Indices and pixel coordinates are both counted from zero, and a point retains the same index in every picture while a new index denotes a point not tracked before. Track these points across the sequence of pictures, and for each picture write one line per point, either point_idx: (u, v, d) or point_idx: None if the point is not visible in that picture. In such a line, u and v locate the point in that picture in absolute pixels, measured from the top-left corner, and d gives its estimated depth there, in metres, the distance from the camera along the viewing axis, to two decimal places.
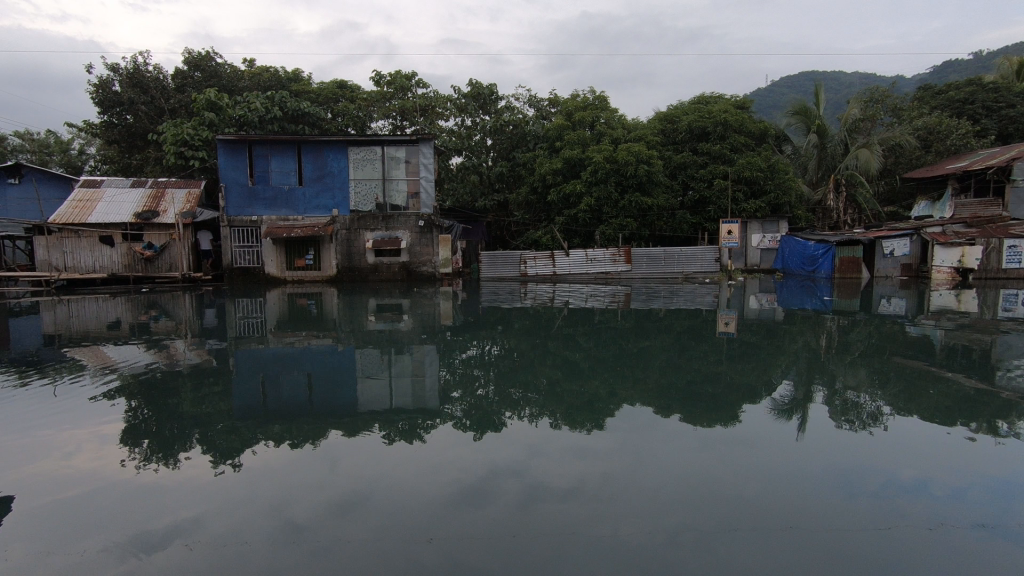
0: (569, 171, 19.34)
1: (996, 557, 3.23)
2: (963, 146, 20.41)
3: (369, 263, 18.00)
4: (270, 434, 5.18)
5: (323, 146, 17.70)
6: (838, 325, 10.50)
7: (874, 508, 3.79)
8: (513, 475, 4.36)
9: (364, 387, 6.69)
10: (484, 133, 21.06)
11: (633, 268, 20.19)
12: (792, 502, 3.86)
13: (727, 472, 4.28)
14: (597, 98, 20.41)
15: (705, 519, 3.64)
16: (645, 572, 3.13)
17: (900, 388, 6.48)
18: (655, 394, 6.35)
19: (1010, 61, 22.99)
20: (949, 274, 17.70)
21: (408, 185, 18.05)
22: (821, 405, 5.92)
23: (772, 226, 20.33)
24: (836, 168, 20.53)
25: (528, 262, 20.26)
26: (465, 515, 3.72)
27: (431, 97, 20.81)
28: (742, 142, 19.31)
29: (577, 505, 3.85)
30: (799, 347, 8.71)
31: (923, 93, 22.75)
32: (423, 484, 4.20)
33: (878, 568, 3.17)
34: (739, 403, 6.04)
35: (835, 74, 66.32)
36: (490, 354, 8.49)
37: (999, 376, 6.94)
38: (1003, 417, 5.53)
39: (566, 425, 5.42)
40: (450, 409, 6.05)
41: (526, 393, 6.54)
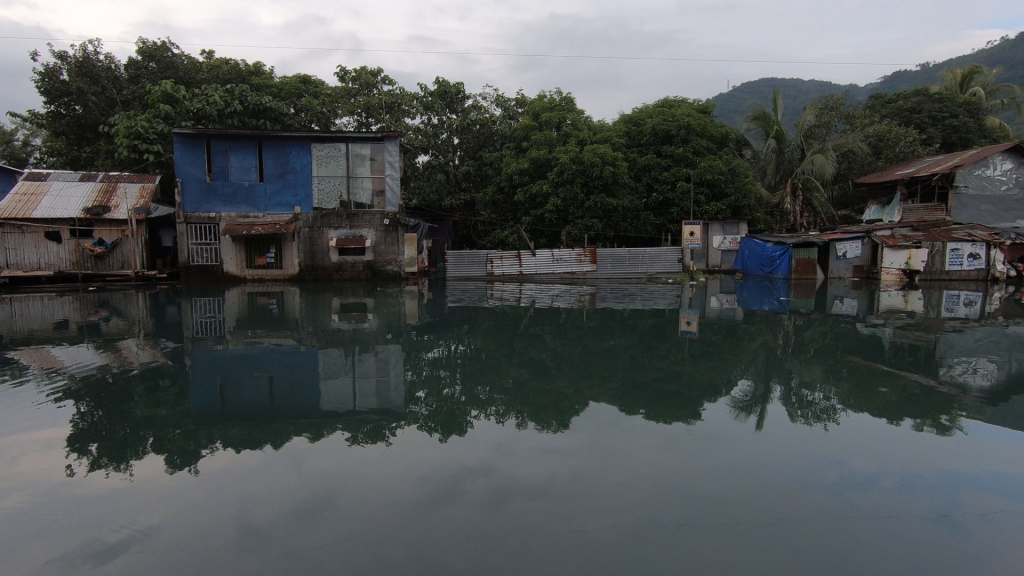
0: (536, 171, 19.38)
1: (944, 549, 3.39)
2: (911, 153, 21.37)
3: (332, 261, 17.71)
4: (229, 437, 5.08)
5: (284, 142, 17.28)
6: (794, 324, 10.85)
7: (829, 500, 3.95)
8: (481, 475, 4.37)
9: (327, 388, 6.59)
10: (451, 132, 20.96)
11: (598, 268, 20.44)
12: (751, 495, 4.00)
13: (691, 470, 4.38)
14: (564, 99, 20.53)
15: (669, 513, 3.76)
16: (612, 567, 3.20)
17: (851, 385, 6.74)
18: (622, 393, 6.44)
19: (954, 73, 24.17)
20: (897, 275, 18.48)
21: (373, 183, 17.74)
22: (778, 401, 6.16)
23: (733, 227, 20.67)
24: (793, 172, 21.20)
25: (494, 262, 20.30)
26: (435, 516, 3.71)
27: (397, 94, 20.57)
28: (705, 145, 19.73)
29: (545, 504, 3.88)
30: (758, 346, 8.99)
31: (874, 101, 23.73)
32: (391, 483, 4.20)
33: (834, 557, 3.31)
34: (700, 400, 6.21)
35: (794, 82, 68.41)
36: (456, 354, 8.46)
37: (943, 373, 7.31)
38: (946, 413, 5.83)
39: (531, 425, 5.45)
40: (416, 410, 6.01)
41: (492, 393, 6.56)
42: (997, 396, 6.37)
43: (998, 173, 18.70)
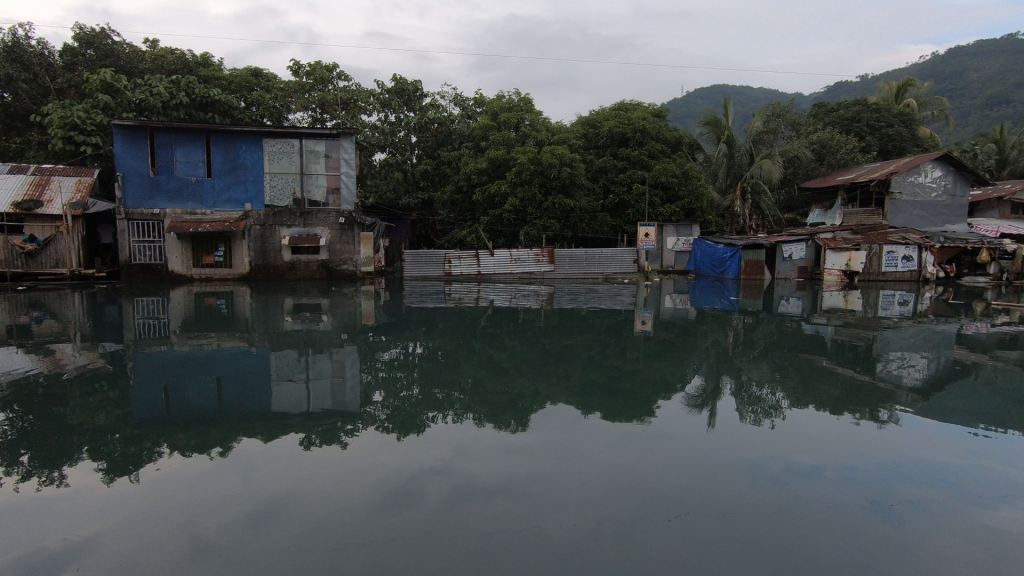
0: (494, 171, 19.37)
1: (880, 535, 3.58)
2: (851, 160, 22.46)
3: (285, 260, 17.23)
4: (174, 442, 4.89)
5: (234, 137, 16.70)
6: (744, 323, 11.24)
7: (776, 491, 4.12)
8: (440, 475, 4.35)
9: (280, 391, 6.40)
10: (408, 130, 20.75)
11: (556, 268, 20.61)
12: (702, 490, 4.11)
13: (645, 467, 4.49)
14: (522, 99, 20.60)
15: (625, 510, 3.82)
16: (569, 563, 3.24)
17: (796, 382, 7.03)
18: (579, 392, 6.52)
19: (890, 85, 25.54)
20: (839, 276, 19.22)
21: (328, 180, 17.32)
22: (729, 397, 6.38)
23: (686, 230, 21.20)
24: (742, 176, 21.94)
25: (452, 262, 20.21)
26: (391, 519, 3.67)
27: (353, 91, 20.19)
28: (659, 149, 20.20)
29: (503, 502, 3.90)
30: (710, 344, 9.28)
31: (817, 110, 24.82)
32: (346, 487, 4.12)
33: (780, 546, 3.45)
34: (655, 398, 6.37)
35: (744, 89, 70.77)
36: (413, 355, 8.37)
37: (880, 368, 7.71)
38: (884, 406, 6.16)
39: (489, 425, 5.46)
40: (372, 412, 5.91)
41: (449, 393, 6.53)
42: (929, 390, 6.77)
43: (929, 180, 19.90)
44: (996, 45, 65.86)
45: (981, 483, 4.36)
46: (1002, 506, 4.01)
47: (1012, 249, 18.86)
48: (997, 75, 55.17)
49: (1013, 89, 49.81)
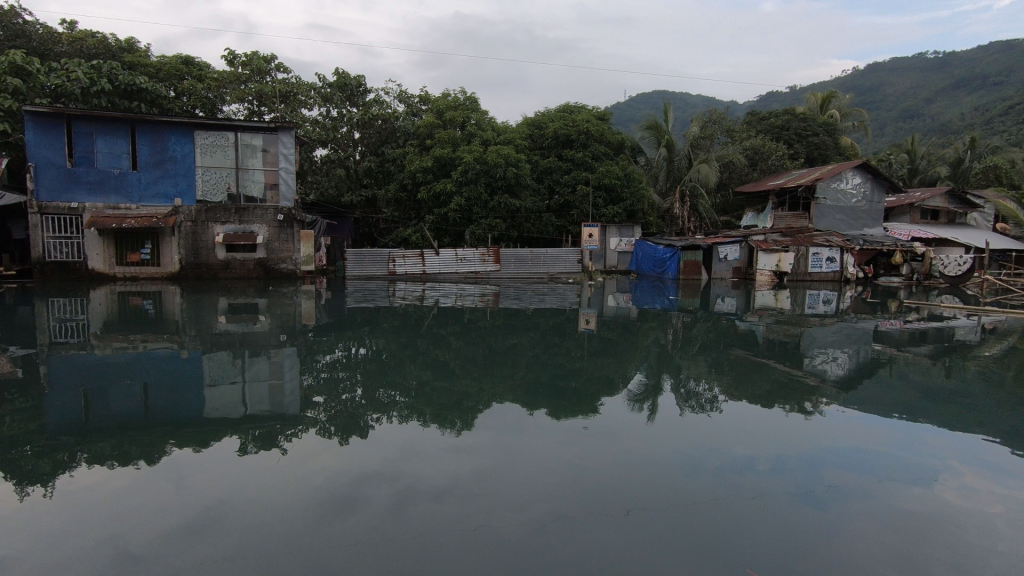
0: (439, 170, 19.18)
1: (806, 521, 3.80)
2: (781, 166, 23.65)
3: (219, 259, 16.45)
4: (95, 452, 4.58)
5: (162, 127, 15.79)
6: (683, 322, 11.63)
7: (713, 483, 4.29)
8: (384, 478, 4.27)
9: (213, 395, 6.11)
10: (351, 126, 20.28)
11: (501, 268, 20.64)
12: (645, 485, 4.23)
13: (589, 464, 4.56)
14: (468, 98, 20.49)
15: (571, 506, 3.89)
16: (515, 562, 3.25)
17: (732, 377, 7.33)
18: (524, 391, 6.56)
19: (816, 96, 27.08)
20: (770, 276, 20.13)
21: (266, 176, 16.60)
22: (668, 393, 6.59)
23: (628, 231, 21.72)
24: (681, 180, 22.70)
25: (396, 261, 19.88)
26: (334, 525, 3.58)
27: (293, 83, 19.52)
28: (602, 151, 20.63)
29: (449, 504, 3.88)
30: (651, 342, 9.54)
31: (751, 117, 26.00)
32: (286, 494, 3.98)
33: (716, 535, 3.60)
34: (599, 396, 6.49)
35: (683, 96, 73.27)
36: (356, 356, 8.18)
37: (808, 364, 8.16)
38: (810, 399, 6.53)
39: (434, 426, 5.41)
40: (313, 415, 5.74)
41: (394, 394, 6.43)
42: (850, 383, 7.23)
43: (850, 187, 21.25)
44: (907, 63, 71.15)
45: (895, 467, 4.71)
46: (912, 487, 4.35)
47: (922, 252, 20.41)
48: (908, 91, 59.64)
49: (922, 104, 53.96)
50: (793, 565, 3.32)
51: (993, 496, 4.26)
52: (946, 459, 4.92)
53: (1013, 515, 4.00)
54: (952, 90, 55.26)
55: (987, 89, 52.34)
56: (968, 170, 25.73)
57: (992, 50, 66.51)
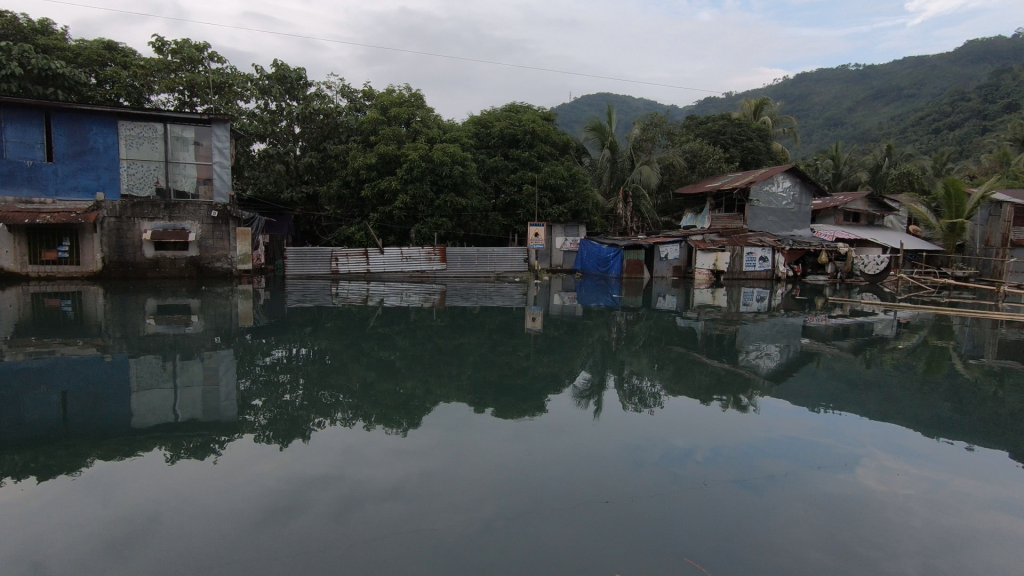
0: (384, 167, 18.83)
1: (741, 508, 3.98)
2: (717, 169, 24.63)
3: (147, 257, 15.56)
4: (6, 466, 4.25)
5: (81, 117, 14.74)
6: (626, 319, 11.92)
7: (654, 476, 4.42)
8: (329, 482, 4.17)
9: (141, 402, 5.78)
10: (291, 120, 19.60)
11: (447, 267, 20.49)
12: (589, 480, 4.31)
13: (535, 460, 4.62)
14: (414, 95, 20.15)
15: (517, 502, 3.93)
16: (461, 561, 3.25)
17: (672, 373, 7.59)
18: (470, 390, 6.56)
19: (750, 102, 28.34)
20: (708, 274, 21.01)
21: (198, 170, 15.79)
22: (612, 389, 6.76)
23: (574, 230, 22.06)
24: (624, 181, 23.23)
25: (339, 260, 19.36)
26: (274, 531, 3.47)
27: (228, 74, 18.67)
28: (548, 151, 20.83)
29: (396, 506, 3.83)
30: (595, 340, 9.72)
31: (690, 121, 26.91)
32: (222, 502, 3.83)
33: (656, 524, 3.72)
34: (545, 393, 6.57)
35: (626, 98, 75.09)
36: (297, 357, 7.92)
37: (742, 358, 8.55)
38: (745, 393, 6.84)
39: (380, 427, 5.33)
40: (250, 419, 5.52)
41: (337, 396, 6.27)
42: (781, 377, 7.62)
43: (781, 190, 22.37)
44: (832, 74, 75.58)
45: (823, 455, 5.00)
46: (838, 473, 4.63)
47: (845, 252, 21.72)
48: (832, 100, 63.37)
49: (845, 113, 57.49)
50: (726, 550, 3.47)
51: (909, 479, 4.59)
52: (868, 446, 5.26)
53: (925, 496, 4.32)
54: (872, 101, 59.15)
55: (902, 101, 56.33)
56: (886, 175, 27.59)
57: (906, 64, 71.67)
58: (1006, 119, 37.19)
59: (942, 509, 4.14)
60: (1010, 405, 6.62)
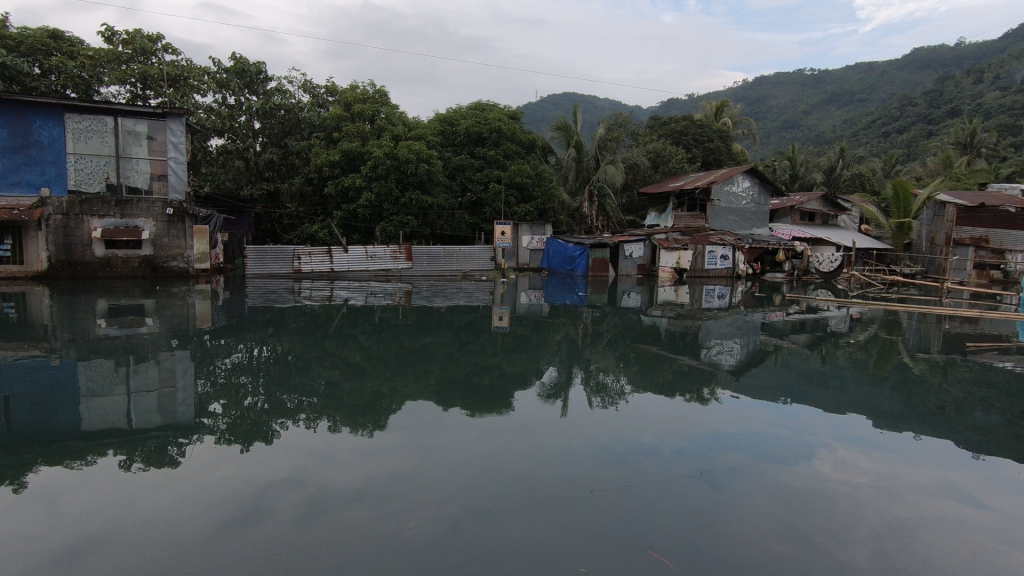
0: (348, 164, 18.55)
1: (704, 500, 4.09)
2: (680, 169, 25.13)
3: (97, 256, 14.93)
4: None
5: (25, 108, 14.02)
6: (592, 317, 12.05)
7: (621, 471, 4.50)
8: (295, 485, 4.10)
9: (93, 406, 5.56)
10: (250, 116, 19.09)
11: (413, 265, 20.25)
12: (557, 476, 4.36)
13: (504, 458, 4.65)
14: (378, 91, 19.88)
15: (486, 501, 3.94)
16: (429, 561, 3.24)
17: (637, 369, 7.72)
18: (437, 389, 6.54)
19: (711, 104, 28.99)
20: (670, 273, 21.38)
21: (152, 166, 15.22)
22: (579, 386, 6.84)
23: (540, 229, 22.18)
24: (589, 179, 23.46)
25: (302, 259, 18.91)
26: (237, 538, 3.39)
27: (184, 67, 18.05)
28: (514, 150, 20.86)
29: (363, 508, 3.79)
30: (562, 338, 9.80)
31: (653, 121, 27.35)
32: (181, 509, 3.72)
33: (623, 519, 3.79)
34: (513, 391, 6.60)
35: (592, 99, 75.76)
36: (258, 359, 7.73)
37: (704, 354, 8.77)
38: (707, 387, 7.01)
39: (346, 428, 5.26)
40: (209, 423, 5.36)
41: (301, 397, 6.15)
42: (741, 371, 7.84)
43: (740, 190, 22.98)
44: (789, 78, 77.99)
45: (782, 447, 5.17)
46: (796, 464, 4.80)
47: (801, 250, 22.46)
48: (789, 103, 65.42)
49: (801, 115, 59.45)
50: (689, 542, 3.56)
51: (862, 468, 4.79)
52: (823, 437, 5.48)
53: (876, 484, 4.52)
54: (826, 104, 61.29)
55: (853, 106, 58.60)
56: (839, 177, 28.64)
57: (857, 70, 74.53)
58: (949, 124, 39.12)
59: (892, 496, 4.33)
60: (952, 395, 7.00)
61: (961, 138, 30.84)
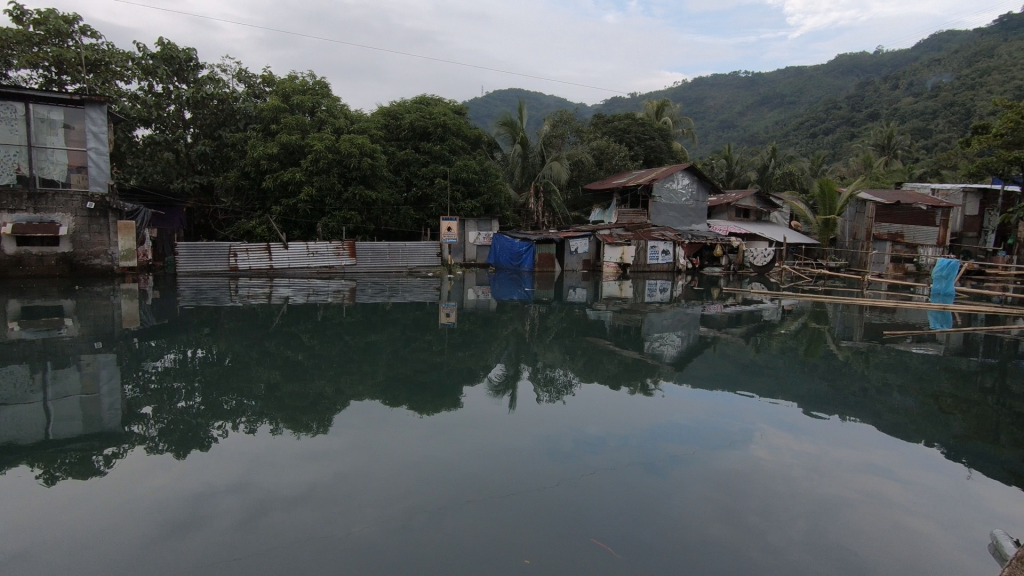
0: (287, 158, 17.93)
1: (649, 488, 4.22)
2: (622, 166, 25.69)
3: (7, 254, 13.82)
4: None
5: None
6: (539, 312, 12.17)
7: (569, 464, 4.57)
8: (236, 490, 3.95)
9: (5, 416, 5.14)
10: (180, 105, 18.10)
11: (357, 262, 19.72)
12: (506, 470, 4.39)
13: (453, 454, 4.64)
14: (318, 83, 19.23)
15: (436, 498, 3.91)
16: (377, 561, 3.19)
17: (583, 362, 7.87)
18: (383, 388, 6.43)
19: (652, 103, 29.76)
20: (615, 267, 21.80)
21: (70, 157, 14.16)
22: (527, 380, 6.90)
23: (486, 225, 22.17)
24: (535, 176, 23.62)
25: (238, 256, 18.11)
26: (174, 547, 3.25)
27: (105, 51, 16.90)
28: (459, 145, 20.72)
29: (308, 510, 3.69)
30: (510, 333, 9.85)
31: (597, 119, 27.79)
32: (110, 521, 3.51)
33: (569, 509, 3.86)
34: (461, 387, 6.59)
35: (537, 95, 76.30)
36: (193, 361, 7.36)
37: (647, 347, 9.02)
38: (651, 379, 7.22)
39: (288, 430, 5.09)
40: (139, 431, 5.05)
41: (239, 400, 5.90)
42: (682, 362, 8.12)
43: (680, 187, 23.71)
44: (725, 79, 81.02)
45: (720, 434, 5.39)
46: (733, 450, 5.02)
47: (737, 246, 23.45)
48: (725, 104, 68.01)
49: (736, 116, 61.92)
50: (633, 528, 3.67)
51: (793, 452, 5.06)
52: (758, 423, 5.75)
53: (806, 466, 4.79)
54: (759, 106, 64.13)
55: (784, 108, 61.60)
56: (771, 175, 30.06)
57: (788, 74, 78.29)
58: (869, 127, 41.75)
59: (821, 476, 4.60)
60: (873, 381, 7.49)
61: (880, 141, 32.99)
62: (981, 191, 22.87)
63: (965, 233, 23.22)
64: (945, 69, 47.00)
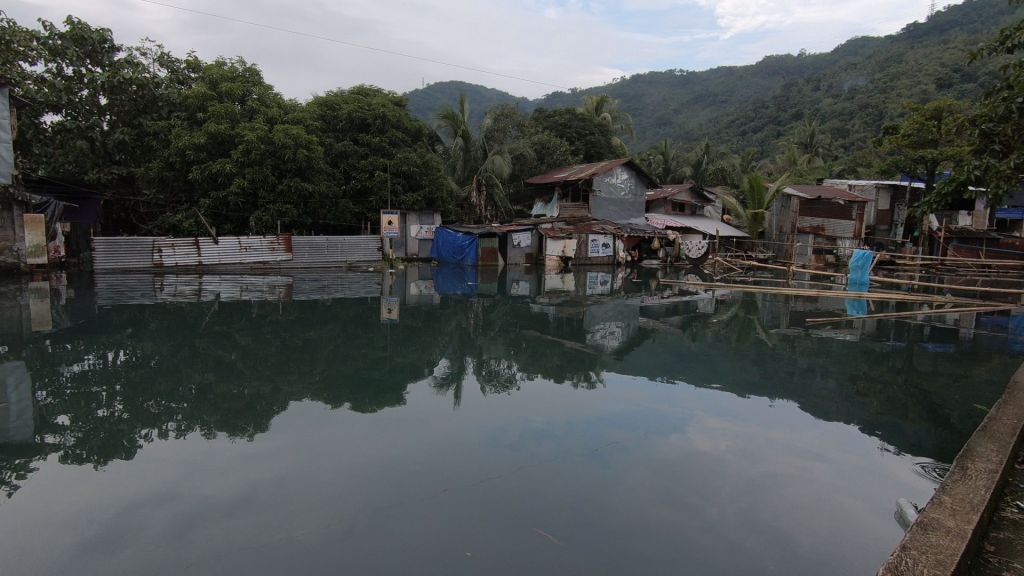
0: (216, 148, 17.01)
1: (592, 476, 4.31)
2: (563, 161, 25.99)
3: None
4: None
5: None
6: (482, 306, 12.18)
7: (514, 455, 4.61)
8: (167, 498, 3.75)
9: None
10: (94, 90, 16.85)
11: (294, 257, 18.98)
12: (452, 465, 4.38)
13: (397, 451, 4.59)
14: (249, 70, 18.34)
15: (381, 496, 3.86)
16: (322, 564, 3.11)
17: (528, 355, 7.93)
18: (323, 386, 6.25)
19: (591, 99, 30.23)
20: (557, 261, 21.98)
21: None
22: (471, 375, 6.88)
23: (428, 218, 21.92)
24: (477, 169, 23.52)
25: (163, 251, 17.16)
26: (98, 565, 3.04)
27: (5, 29, 15.46)
28: (399, 137, 20.34)
29: (245, 517, 3.55)
30: (454, 327, 9.80)
31: (538, 113, 27.95)
32: (22, 541, 3.25)
33: (516, 501, 3.89)
34: (405, 383, 6.51)
35: (478, 88, 75.84)
36: (115, 364, 6.89)
37: (589, 338, 9.21)
38: (593, 370, 7.35)
39: (222, 434, 4.86)
40: (53, 441, 4.68)
41: (168, 404, 5.58)
42: (622, 353, 8.34)
43: (619, 181, 24.23)
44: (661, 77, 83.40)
45: (659, 421, 5.59)
46: (671, 436, 5.21)
47: (673, 239, 24.23)
48: (661, 102, 70.02)
49: (672, 114, 63.88)
50: (577, 516, 3.74)
51: (726, 436, 5.30)
52: (694, 409, 5.99)
53: (739, 448, 5.03)
54: (692, 104, 66.39)
55: (716, 106, 64.08)
56: (705, 171, 31.26)
57: (719, 74, 81.43)
58: (793, 126, 44.11)
59: (752, 458, 4.84)
60: (798, 365, 7.94)
61: (803, 139, 34.89)
62: (891, 187, 24.78)
63: (878, 226, 25.03)
64: (860, 73, 50.18)
